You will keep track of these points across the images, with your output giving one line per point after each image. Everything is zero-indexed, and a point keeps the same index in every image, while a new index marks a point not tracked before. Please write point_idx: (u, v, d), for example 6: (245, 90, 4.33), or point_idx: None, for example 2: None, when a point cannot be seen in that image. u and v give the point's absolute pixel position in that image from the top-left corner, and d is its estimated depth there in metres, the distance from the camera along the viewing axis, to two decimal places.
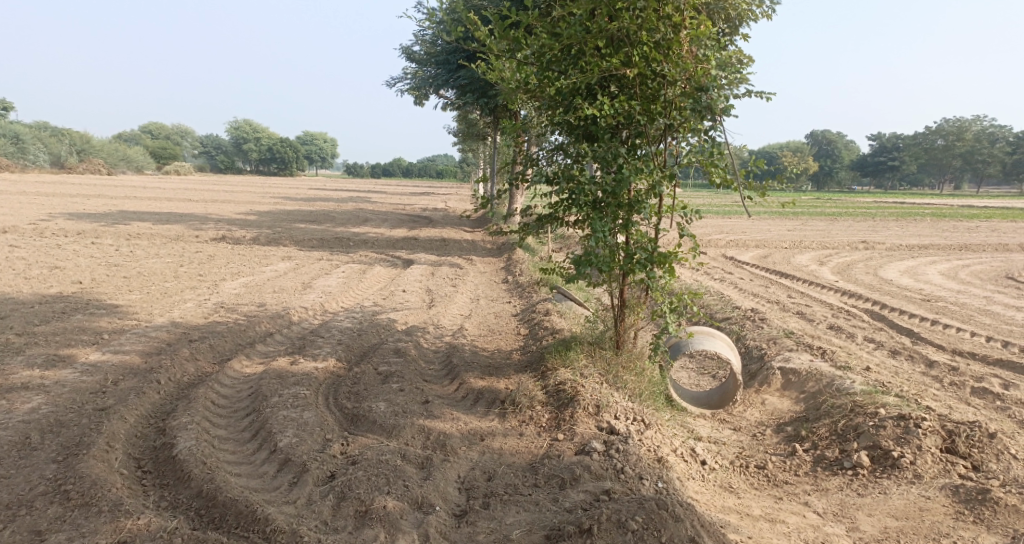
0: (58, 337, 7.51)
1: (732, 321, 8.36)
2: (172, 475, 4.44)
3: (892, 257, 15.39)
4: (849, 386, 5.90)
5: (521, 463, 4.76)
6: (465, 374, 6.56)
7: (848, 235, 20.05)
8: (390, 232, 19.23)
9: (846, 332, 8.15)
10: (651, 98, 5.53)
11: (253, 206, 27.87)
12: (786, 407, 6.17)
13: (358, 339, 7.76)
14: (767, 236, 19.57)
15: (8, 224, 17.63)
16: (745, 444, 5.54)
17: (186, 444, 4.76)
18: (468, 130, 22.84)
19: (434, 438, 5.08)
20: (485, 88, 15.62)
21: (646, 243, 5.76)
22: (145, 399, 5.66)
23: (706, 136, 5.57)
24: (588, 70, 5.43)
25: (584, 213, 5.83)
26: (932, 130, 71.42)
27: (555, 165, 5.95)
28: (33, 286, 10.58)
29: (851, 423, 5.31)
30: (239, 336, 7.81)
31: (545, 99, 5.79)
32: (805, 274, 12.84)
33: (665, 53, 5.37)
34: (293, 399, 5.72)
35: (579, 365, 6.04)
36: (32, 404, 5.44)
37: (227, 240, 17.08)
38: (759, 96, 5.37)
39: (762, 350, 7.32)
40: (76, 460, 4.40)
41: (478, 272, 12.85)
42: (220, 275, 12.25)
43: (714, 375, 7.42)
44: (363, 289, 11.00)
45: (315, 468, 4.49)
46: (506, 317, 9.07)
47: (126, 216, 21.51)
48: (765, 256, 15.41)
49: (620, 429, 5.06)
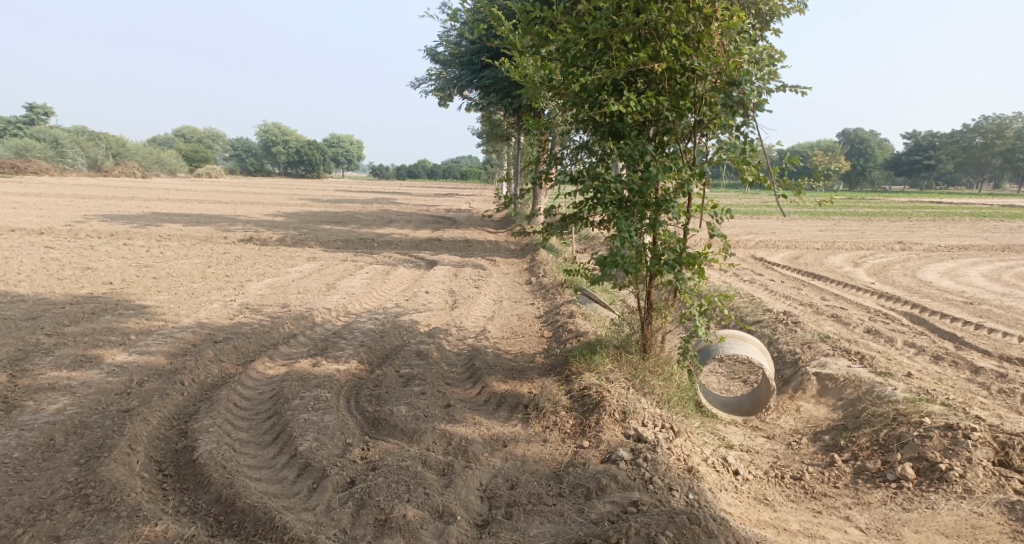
0: (86, 338, 7.57)
1: (763, 324, 8.10)
2: (192, 479, 4.38)
3: (930, 259, 14.85)
4: (890, 394, 5.64)
5: (545, 471, 4.61)
6: (488, 377, 6.43)
7: (884, 236, 19.49)
8: (415, 233, 19.20)
9: (885, 336, 7.84)
10: (680, 93, 5.34)
11: (281, 207, 28.14)
12: (822, 414, 5.93)
13: (380, 340, 7.68)
14: (799, 236, 19.08)
15: (45, 226, 18.03)
16: (779, 454, 5.33)
17: (207, 447, 4.71)
18: (492, 131, 22.75)
19: (456, 444, 4.97)
20: (509, 88, 15.50)
21: (674, 244, 5.57)
22: (168, 401, 5.64)
23: (738, 133, 5.35)
24: (614, 65, 5.26)
25: (609, 213, 5.66)
26: (969, 128, 69.46)
27: (580, 164, 5.80)
28: (65, 287, 10.74)
29: (894, 433, 5.06)
30: (263, 337, 7.80)
31: (570, 96, 5.66)
32: (839, 275, 12.45)
33: (694, 47, 5.18)
34: (314, 402, 5.65)
35: (605, 369, 5.85)
36: (59, 405, 5.47)
37: (254, 241, 17.22)
38: (794, 91, 5.15)
39: (796, 354, 7.05)
40: (97, 463, 4.36)
41: (502, 274, 12.73)
42: (246, 275, 12.31)
43: (745, 380, 7.18)
44: (387, 290, 10.95)
45: (335, 474, 4.40)
46: (530, 319, 8.93)
47: (157, 217, 21.87)
48: (796, 257, 15.02)
49: (649, 436, 4.88)
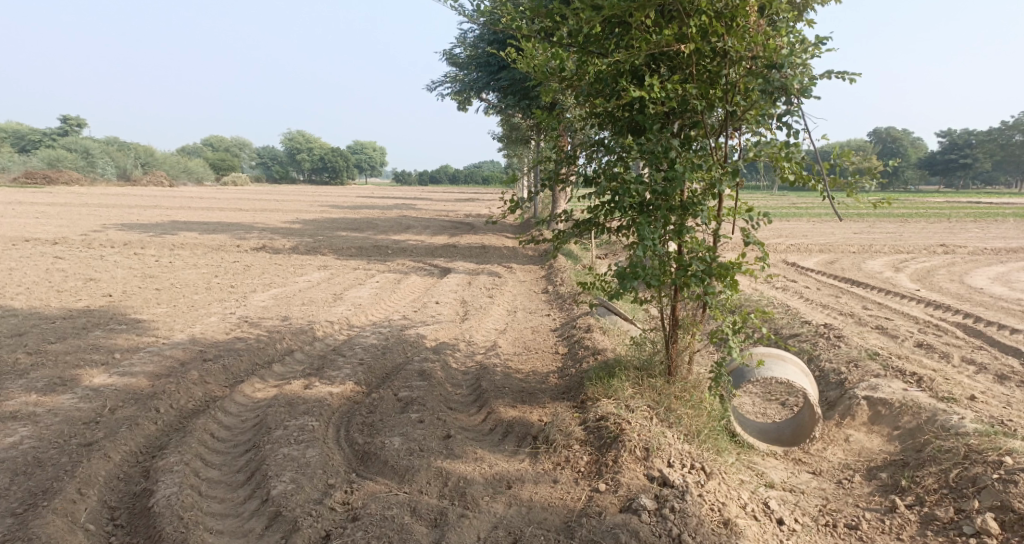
0: (68, 357, 7.06)
1: (802, 339, 7.32)
2: (143, 532, 3.81)
3: (979, 263, 13.85)
4: (958, 424, 4.85)
5: (554, 522, 3.93)
6: (494, 401, 5.77)
7: (924, 238, 18.45)
8: (430, 239, 18.63)
9: (939, 352, 7.03)
10: (710, 81, 4.66)
11: (300, 214, 27.83)
12: (876, 446, 5.19)
13: (381, 358, 7.06)
14: (833, 240, 18.11)
15: (60, 236, 17.77)
16: (829, 495, 4.61)
17: (166, 492, 4.12)
18: (510, 136, 22.12)
19: (453, 485, 4.30)
20: (527, 90, 14.89)
21: (703, 253, 4.85)
22: (137, 431, 5.08)
23: (777, 126, 4.61)
24: (634, 47, 4.54)
25: (629, 218, 4.94)
26: (1006, 126, 67.16)
27: (596, 164, 5.08)
28: (63, 301, 10.30)
29: (968, 474, 4.29)
30: (257, 354, 7.22)
31: (583, 87, 4.97)
32: (880, 282, 11.56)
33: (728, 25, 4.48)
34: (298, 433, 5.02)
35: (625, 395, 5.14)
36: (16, 438, 4.93)
37: (267, 249, 16.76)
38: (842, 78, 4.41)
39: (842, 374, 6.25)
40: (34, 515, 3.80)
41: (516, 282, 12.07)
42: (252, 286, 11.80)
43: (783, 402, 6.43)
44: (395, 300, 10.36)
45: (308, 527, 3.79)
46: (544, 333, 8.26)
47: (175, 226, 21.58)
48: (832, 262, 14.12)
49: (676, 480, 4.18)
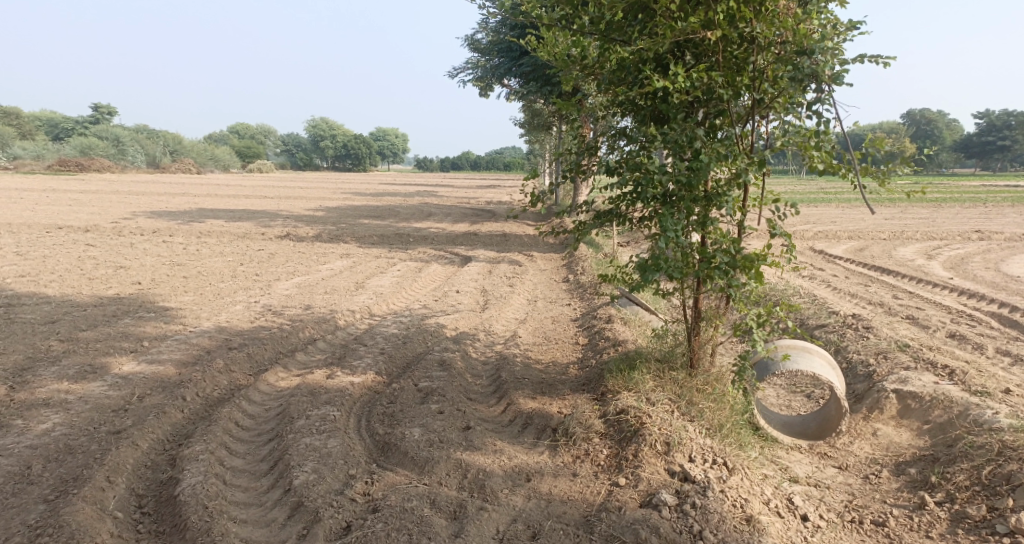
0: (98, 344, 7.21)
1: (829, 330, 7.18)
2: (170, 520, 3.88)
3: (1015, 250, 13.43)
4: (992, 419, 4.71)
5: (574, 516, 3.91)
6: (514, 392, 5.76)
7: (958, 224, 17.96)
8: (453, 227, 18.64)
9: (972, 343, 6.84)
10: (735, 68, 4.54)
11: (323, 201, 28.06)
12: (905, 441, 5.07)
13: (402, 347, 7.09)
14: (863, 226, 17.72)
15: (91, 223, 18.14)
16: (855, 491, 4.53)
17: (191, 480, 4.19)
18: (532, 122, 21.97)
19: (472, 477, 4.31)
20: (549, 75, 14.75)
21: (727, 245, 4.73)
22: (164, 419, 5.16)
23: (806, 113, 4.48)
24: (658, 34, 4.43)
25: (652, 208, 4.85)
26: None
27: (618, 153, 4.99)
28: (93, 288, 10.51)
29: (1001, 471, 4.17)
30: (280, 343, 7.30)
31: (605, 75, 4.86)
32: (911, 270, 11.28)
33: (755, 10, 4.34)
34: (320, 423, 5.07)
35: (646, 388, 5.09)
36: (48, 425, 5.05)
37: (291, 237, 16.93)
38: (875, 62, 4.26)
39: (870, 367, 6.12)
40: (65, 503, 3.89)
41: (537, 271, 12.03)
42: (276, 274, 11.92)
43: (809, 395, 6.32)
44: (417, 289, 10.39)
45: (329, 518, 3.83)
46: (565, 323, 8.22)
47: (202, 213, 21.90)
48: (862, 249, 13.83)
49: (698, 476, 4.13)
